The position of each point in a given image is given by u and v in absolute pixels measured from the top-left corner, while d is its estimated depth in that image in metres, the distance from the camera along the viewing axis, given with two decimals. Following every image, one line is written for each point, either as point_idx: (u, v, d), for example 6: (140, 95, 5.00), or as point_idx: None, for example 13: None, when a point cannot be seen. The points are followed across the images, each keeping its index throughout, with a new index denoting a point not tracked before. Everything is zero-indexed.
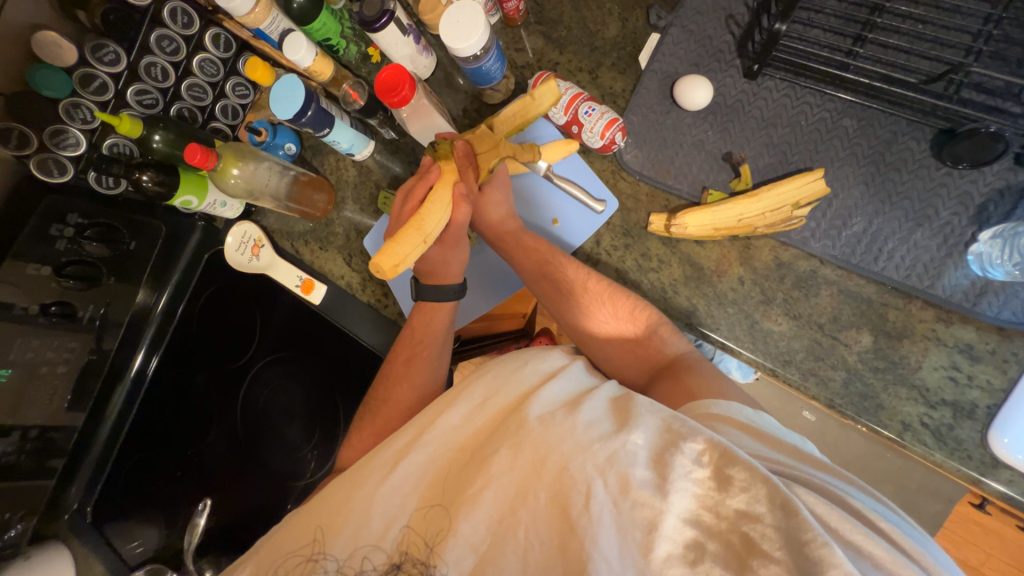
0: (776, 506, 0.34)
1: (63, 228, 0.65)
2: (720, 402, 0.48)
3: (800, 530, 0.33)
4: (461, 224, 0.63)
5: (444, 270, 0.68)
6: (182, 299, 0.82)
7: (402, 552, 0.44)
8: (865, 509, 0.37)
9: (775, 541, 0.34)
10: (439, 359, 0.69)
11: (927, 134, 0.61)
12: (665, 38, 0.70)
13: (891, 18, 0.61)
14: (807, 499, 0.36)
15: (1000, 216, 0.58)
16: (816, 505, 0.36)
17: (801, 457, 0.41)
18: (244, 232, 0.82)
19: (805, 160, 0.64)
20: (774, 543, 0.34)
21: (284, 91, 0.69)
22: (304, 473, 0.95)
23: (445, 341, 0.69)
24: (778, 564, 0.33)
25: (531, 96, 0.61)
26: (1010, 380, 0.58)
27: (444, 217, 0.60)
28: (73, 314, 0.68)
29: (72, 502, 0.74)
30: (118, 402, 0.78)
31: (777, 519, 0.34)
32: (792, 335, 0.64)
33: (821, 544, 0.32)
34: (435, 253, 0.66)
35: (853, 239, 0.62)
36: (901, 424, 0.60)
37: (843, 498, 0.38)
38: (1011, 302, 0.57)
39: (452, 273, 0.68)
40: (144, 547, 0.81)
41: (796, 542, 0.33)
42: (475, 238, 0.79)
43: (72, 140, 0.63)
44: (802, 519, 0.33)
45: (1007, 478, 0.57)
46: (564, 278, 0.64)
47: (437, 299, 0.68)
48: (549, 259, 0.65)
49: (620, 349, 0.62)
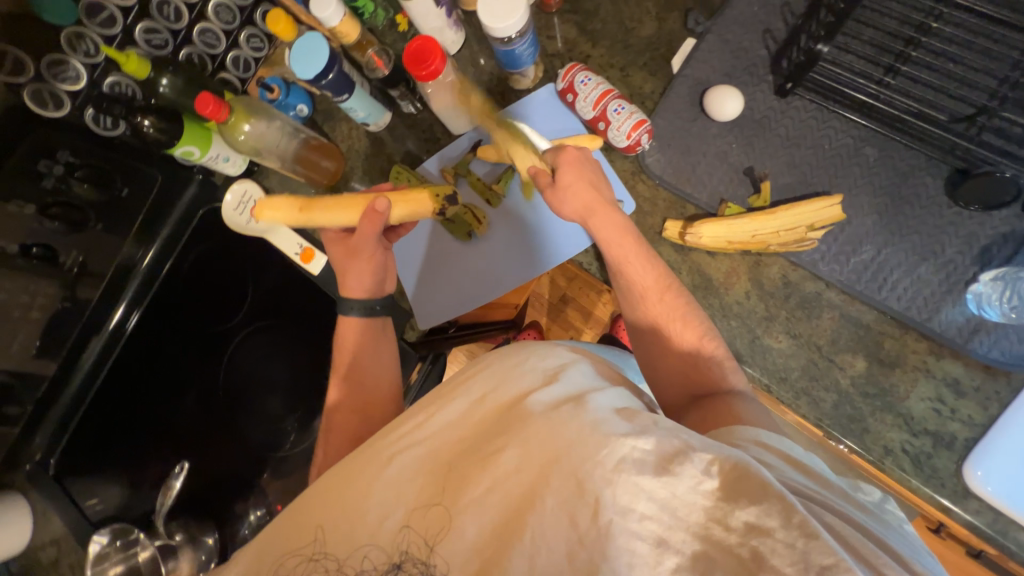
0: (792, 524, 0.34)
1: (52, 165, 0.65)
2: (771, 434, 0.45)
3: (819, 554, 0.33)
4: (363, 241, 0.67)
5: (345, 279, 0.71)
6: (168, 255, 0.81)
7: (401, 551, 0.44)
8: (906, 555, 0.37)
9: (786, 557, 0.34)
10: (379, 356, 0.69)
11: (943, 172, 0.62)
12: (701, 44, 0.69)
13: (924, 54, 0.62)
14: (834, 523, 0.36)
15: (1002, 259, 0.60)
16: (841, 528, 0.36)
17: (848, 498, 0.41)
18: (245, 191, 0.78)
19: (823, 184, 0.65)
20: (785, 559, 0.34)
21: (306, 49, 0.66)
22: (283, 445, 0.88)
23: (384, 340, 0.71)
24: None
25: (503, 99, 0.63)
26: (989, 416, 0.60)
27: (329, 214, 0.67)
28: (54, 258, 0.69)
29: (36, 453, 0.75)
30: (94, 354, 0.78)
31: (792, 537, 0.34)
32: (790, 353, 0.65)
33: (843, 570, 0.32)
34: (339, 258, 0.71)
35: (861, 266, 0.63)
36: (883, 448, 0.62)
37: (882, 539, 0.38)
38: (1001, 342, 0.59)
39: (349, 285, 0.71)
40: (103, 505, 0.78)
41: (813, 564, 0.33)
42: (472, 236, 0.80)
43: (71, 74, 0.63)
44: (825, 543, 0.33)
45: (975, 508, 0.59)
46: (634, 282, 0.59)
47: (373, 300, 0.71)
48: (620, 261, 0.60)
49: (676, 369, 0.57)
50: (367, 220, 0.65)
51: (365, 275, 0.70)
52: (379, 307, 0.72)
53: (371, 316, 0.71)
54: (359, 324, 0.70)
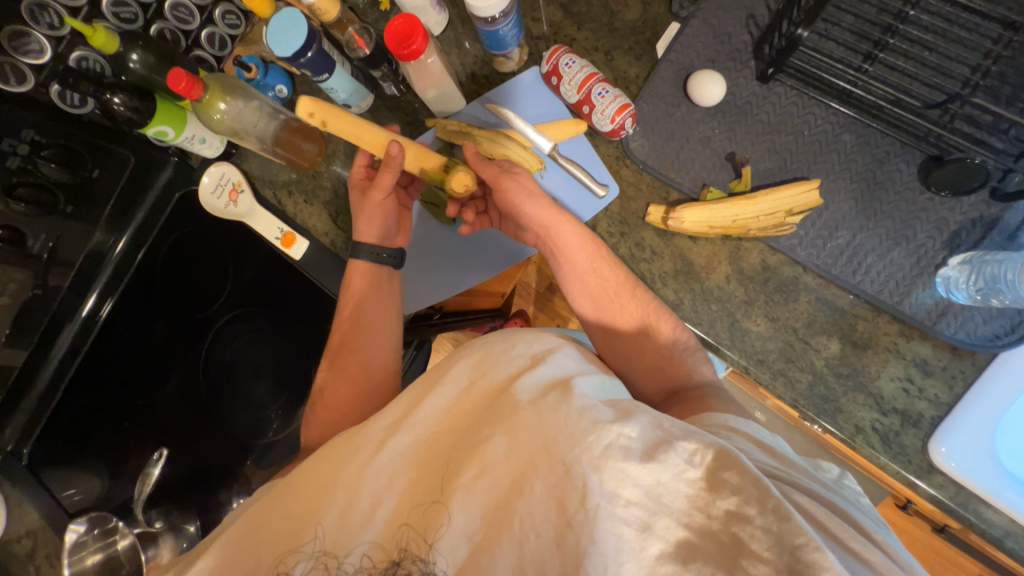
0: (768, 510, 0.35)
1: (17, 144, 0.63)
2: (741, 420, 0.48)
3: (793, 535, 0.34)
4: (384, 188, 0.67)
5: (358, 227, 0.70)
6: (143, 240, 0.79)
7: (401, 549, 0.42)
8: (868, 525, 0.39)
9: (764, 542, 0.35)
10: (385, 342, 0.69)
11: (916, 159, 0.63)
12: (685, 29, 0.69)
13: (902, 41, 0.63)
14: (806, 503, 0.38)
15: (970, 244, 0.62)
16: (813, 508, 0.38)
17: (813, 477, 0.43)
18: (222, 174, 0.76)
19: (802, 170, 0.66)
20: (763, 544, 0.35)
21: (283, 26, 0.64)
22: (265, 432, 0.88)
23: (393, 321, 0.70)
24: (766, 564, 0.35)
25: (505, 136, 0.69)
26: (955, 395, 0.62)
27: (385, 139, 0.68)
28: (22, 242, 0.66)
29: (8, 443, 0.73)
30: (66, 342, 0.76)
31: (769, 522, 0.35)
32: (768, 336, 0.66)
33: (814, 550, 0.33)
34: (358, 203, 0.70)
35: (836, 250, 0.65)
36: (854, 427, 0.64)
37: (849, 514, 0.40)
38: (967, 324, 0.61)
39: (362, 228, 0.70)
40: (81, 496, 0.77)
41: (788, 546, 0.34)
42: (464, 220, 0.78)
43: (34, 47, 0.61)
44: (797, 525, 0.35)
45: (939, 483, 0.61)
46: (602, 288, 0.61)
47: (375, 266, 0.70)
48: (582, 270, 0.62)
49: (646, 366, 0.59)
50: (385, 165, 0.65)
51: (375, 221, 0.69)
52: (388, 256, 0.71)
53: (377, 264, 0.70)
54: (352, 307, 0.69)
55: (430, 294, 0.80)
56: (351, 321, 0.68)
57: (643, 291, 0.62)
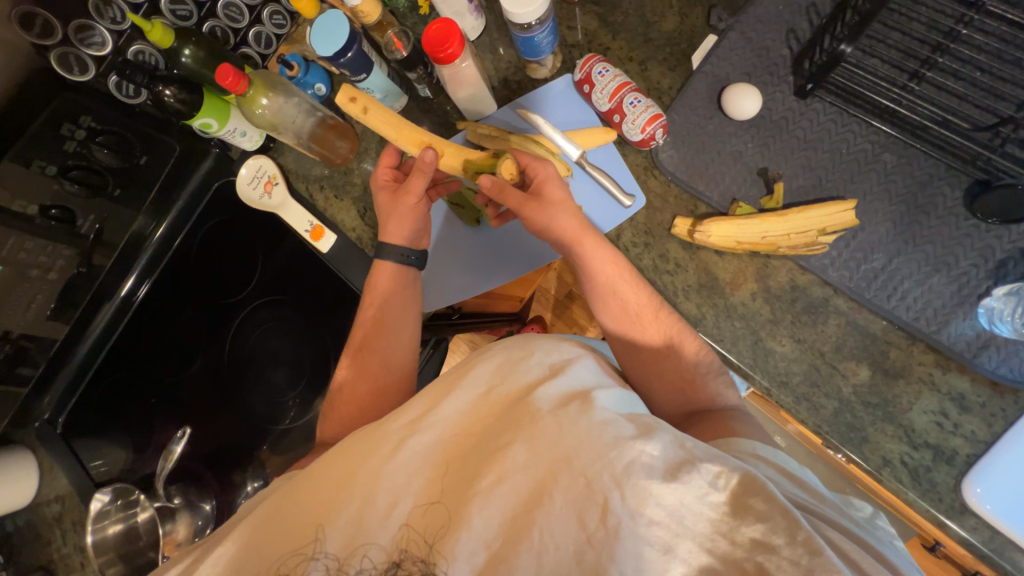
0: (797, 542, 0.34)
1: (75, 129, 0.67)
2: (766, 448, 0.47)
3: (822, 570, 0.33)
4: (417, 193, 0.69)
5: (387, 224, 0.71)
6: (181, 228, 0.82)
7: (401, 550, 0.43)
8: (900, 566, 0.38)
9: (791, 574, 0.34)
10: (405, 339, 0.70)
11: (962, 183, 0.61)
12: (722, 41, 0.68)
13: (952, 60, 0.61)
14: (836, 538, 0.37)
15: (1017, 275, 0.59)
16: (843, 543, 0.36)
17: (842, 511, 0.41)
18: (260, 166, 0.80)
19: (838, 189, 0.64)
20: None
21: (327, 27, 0.66)
22: (282, 418, 0.90)
23: (411, 323, 0.71)
24: None
25: (537, 142, 0.70)
26: (993, 434, 0.59)
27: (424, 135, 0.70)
28: (72, 221, 0.70)
29: (44, 411, 0.78)
30: (104, 320, 0.80)
31: (797, 555, 0.34)
32: (793, 357, 0.64)
33: None
34: (388, 201, 0.71)
35: (871, 274, 0.62)
36: (881, 459, 0.61)
37: (879, 552, 0.38)
38: (1010, 359, 0.58)
39: (388, 228, 0.71)
40: (107, 467, 0.81)
41: None
42: (483, 220, 0.79)
43: (97, 39, 0.65)
44: (827, 560, 0.33)
45: (972, 525, 0.58)
46: (623, 305, 0.60)
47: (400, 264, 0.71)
48: (609, 284, 0.61)
49: (669, 387, 0.58)
50: (418, 170, 0.68)
51: (405, 222, 0.70)
52: (413, 258, 0.73)
53: (404, 265, 0.72)
54: (373, 309, 0.70)
55: (450, 292, 0.81)
56: (371, 320, 0.70)
57: (667, 313, 0.60)
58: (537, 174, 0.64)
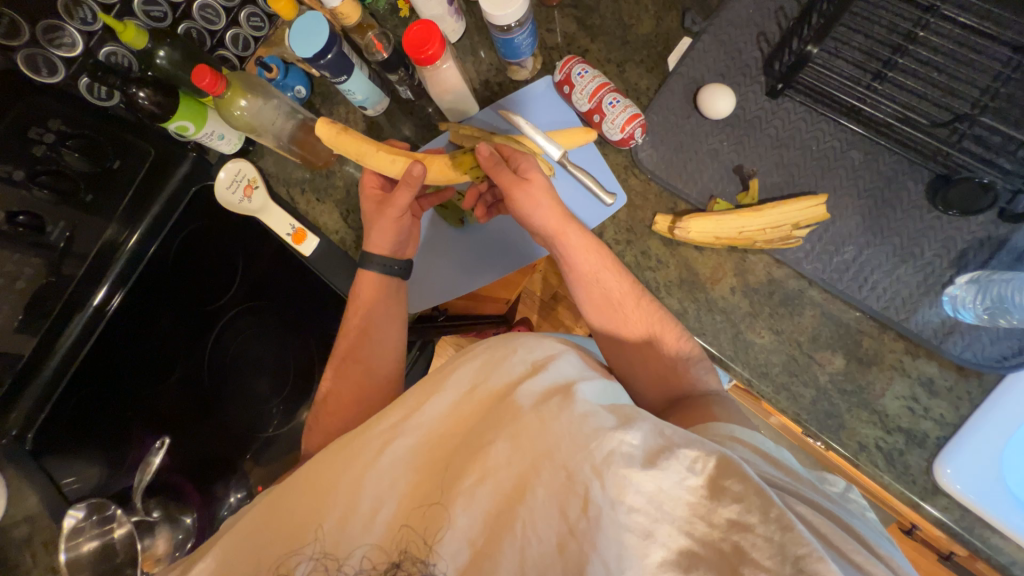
0: (770, 519, 0.35)
1: (43, 133, 0.65)
2: (745, 431, 0.48)
3: (795, 544, 0.34)
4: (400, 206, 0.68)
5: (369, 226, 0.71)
6: (158, 233, 0.80)
7: (401, 551, 0.42)
8: (870, 539, 0.39)
9: (765, 551, 0.35)
10: (393, 334, 0.70)
11: (924, 177, 0.63)
12: (697, 43, 0.71)
13: (911, 61, 0.64)
14: (809, 515, 0.38)
15: (977, 263, 0.62)
16: (815, 519, 0.37)
17: (816, 488, 0.43)
18: (239, 170, 0.78)
19: (809, 184, 0.66)
20: (764, 553, 0.35)
21: (306, 29, 0.66)
22: (267, 424, 0.89)
23: (397, 320, 0.71)
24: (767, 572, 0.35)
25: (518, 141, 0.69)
26: (960, 416, 0.62)
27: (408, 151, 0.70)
28: (42, 228, 0.68)
29: (11, 428, 0.72)
30: (76, 330, 0.76)
31: (770, 532, 0.35)
32: (772, 348, 0.66)
33: (816, 559, 0.33)
34: (375, 217, 0.70)
35: (842, 265, 0.65)
36: (858, 444, 0.63)
37: (850, 525, 0.39)
38: (973, 344, 0.61)
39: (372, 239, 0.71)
40: (80, 484, 0.77)
41: (790, 555, 0.34)
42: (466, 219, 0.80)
43: (67, 40, 0.63)
44: (798, 534, 0.35)
45: (944, 505, 0.60)
46: (606, 297, 0.61)
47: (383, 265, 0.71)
48: (590, 275, 0.62)
49: (652, 376, 0.59)
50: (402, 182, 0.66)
51: (387, 234, 0.70)
52: (397, 268, 0.72)
53: (387, 275, 0.71)
54: (357, 312, 0.70)
55: (435, 292, 0.81)
56: (355, 322, 0.70)
57: (650, 302, 0.61)
58: (521, 164, 0.64)
